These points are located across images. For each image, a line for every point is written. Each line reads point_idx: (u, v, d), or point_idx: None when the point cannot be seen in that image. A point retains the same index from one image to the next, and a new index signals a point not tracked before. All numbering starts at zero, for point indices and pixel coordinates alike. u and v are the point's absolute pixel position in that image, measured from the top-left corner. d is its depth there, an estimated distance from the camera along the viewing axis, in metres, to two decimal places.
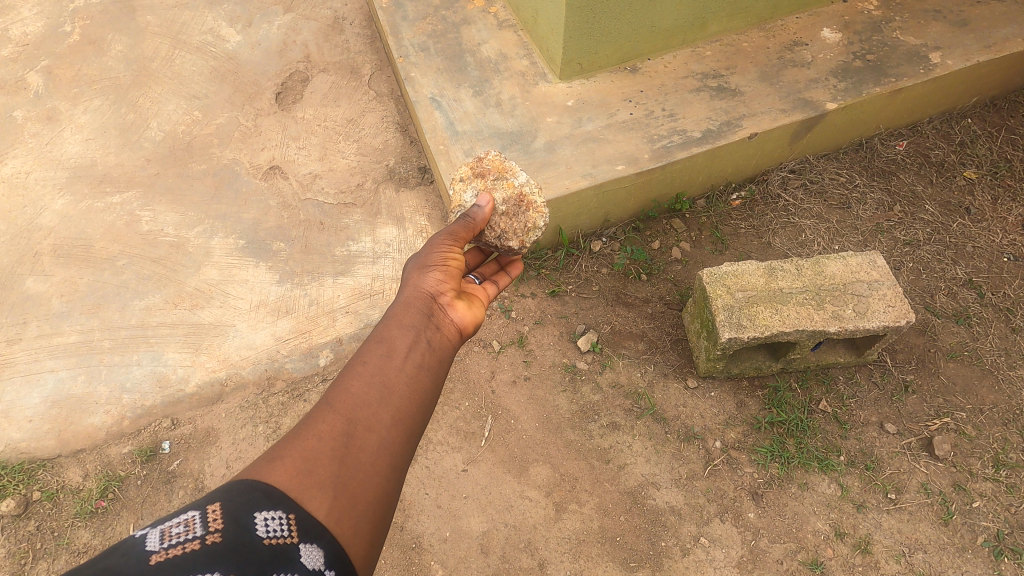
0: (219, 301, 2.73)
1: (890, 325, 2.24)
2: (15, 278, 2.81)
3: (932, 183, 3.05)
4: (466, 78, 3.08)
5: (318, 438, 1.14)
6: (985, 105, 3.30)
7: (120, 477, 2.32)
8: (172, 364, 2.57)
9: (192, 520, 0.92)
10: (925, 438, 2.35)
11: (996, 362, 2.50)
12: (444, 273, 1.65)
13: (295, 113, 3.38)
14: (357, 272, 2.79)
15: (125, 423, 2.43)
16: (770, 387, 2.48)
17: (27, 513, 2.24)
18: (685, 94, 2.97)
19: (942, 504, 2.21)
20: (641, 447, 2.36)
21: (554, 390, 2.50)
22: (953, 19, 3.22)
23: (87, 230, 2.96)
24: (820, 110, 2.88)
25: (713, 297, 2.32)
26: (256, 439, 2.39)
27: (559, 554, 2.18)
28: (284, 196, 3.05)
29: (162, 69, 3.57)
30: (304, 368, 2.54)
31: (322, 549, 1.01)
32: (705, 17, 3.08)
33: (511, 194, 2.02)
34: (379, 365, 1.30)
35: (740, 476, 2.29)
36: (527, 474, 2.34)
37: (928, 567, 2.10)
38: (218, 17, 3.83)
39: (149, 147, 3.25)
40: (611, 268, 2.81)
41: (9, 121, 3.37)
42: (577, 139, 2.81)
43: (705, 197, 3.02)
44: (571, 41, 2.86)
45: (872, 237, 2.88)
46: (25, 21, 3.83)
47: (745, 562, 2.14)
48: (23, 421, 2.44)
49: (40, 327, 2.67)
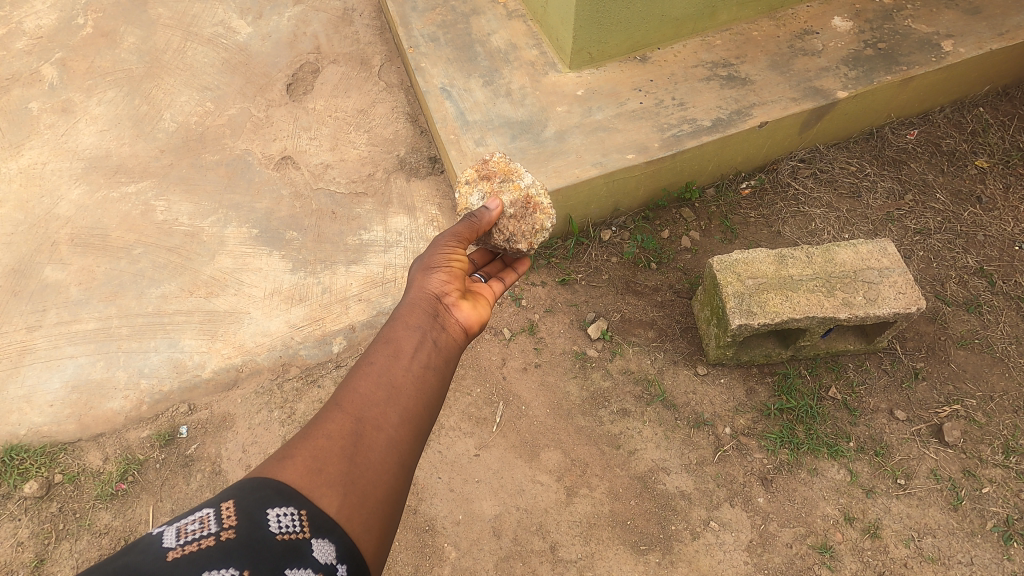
0: (234, 289, 2.77)
1: (901, 311, 2.24)
2: (34, 266, 2.86)
3: (943, 172, 3.04)
4: (477, 68, 3.09)
5: (328, 437, 1.16)
6: (998, 94, 3.28)
7: (139, 460, 2.36)
8: (189, 350, 2.61)
9: (206, 518, 0.95)
10: (935, 424, 2.36)
11: (1006, 349, 2.50)
12: (448, 274, 1.68)
13: (307, 104, 3.40)
14: (369, 261, 2.82)
15: (144, 408, 2.48)
16: (780, 374, 2.49)
17: (49, 495, 2.30)
18: (695, 83, 2.97)
19: (951, 489, 2.22)
20: (651, 432, 2.38)
21: (565, 376, 2.52)
22: (965, 6, 3.20)
23: (103, 220, 3.00)
24: (831, 98, 2.88)
25: (723, 284, 2.33)
26: (272, 424, 2.43)
27: (570, 538, 2.21)
28: (296, 186, 3.08)
29: (173, 61, 3.60)
30: (318, 354, 2.58)
31: (334, 544, 1.03)
32: (716, 5, 3.07)
33: (518, 196, 2.03)
34: (386, 366, 1.33)
35: (749, 462, 2.31)
36: (538, 459, 2.37)
37: (937, 552, 2.12)
38: (229, 9, 3.85)
39: (163, 138, 3.29)
40: (621, 257, 2.82)
41: (25, 113, 3.41)
42: (587, 128, 2.82)
43: (715, 186, 3.03)
44: (582, 30, 2.87)
45: (882, 225, 2.88)
46: (38, 14, 3.86)
47: (755, 546, 2.16)
48: (44, 405, 2.49)
49: (59, 313, 2.72)
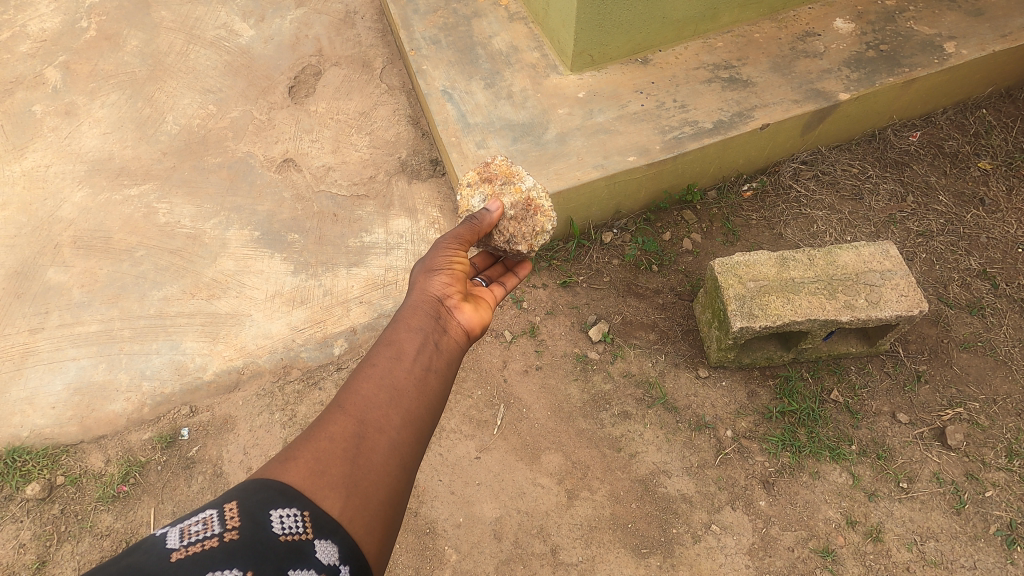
0: (235, 291, 2.77)
1: (904, 314, 2.23)
2: (37, 268, 2.87)
3: (946, 174, 3.03)
4: (478, 70, 3.09)
5: (331, 439, 1.15)
6: (1001, 96, 3.26)
7: (141, 462, 2.37)
8: (191, 353, 2.62)
9: (210, 518, 0.95)
10: (937, 428, 2.35)
11: (1010, 352, 2.49)
12: (450, 276, 1.67)
13: (308, 107, 3.41)
14: (369, 263, 2.82)
15: (145, 410, 2.48)
16: (781, 377, 2.48)
17: (51, 497, 2.30)
18: (696, 85, 2.97)
19: (954, 493, 2.21)
20: (653, 436, 2.38)
21: (565, 379, 2.52)
22: (968, 8, 3.19)
23: (106, 222, 3.01)
24: (832, 101, 2.88)
25: (724, 287, 2.32)
26: (273, 426, 2.44)
27: (571, 541, 2.20)
28: (298, 188, 3.09)
29: (176, 64, 3.61)
30: (319, 357, 2.58)
31: (337, 544, 1.03)
32: (717, 8, 3.07)
33: (518, 199, 2.03)
34: (388, 368, 1.32)
35: (751, 465, 2.30)
36: (539, 461, 2.36)
37: (941, 556, 2.11)
38: (231, 13, 3.87)
39: (165, 140, 3.30)
40: (622, 259, 2.82)
41: (29, 116, 3.43)
42: (588, 131, 2.82)
43: (716, 188, 3.02)
44: (583, 33, 2.87)
45: (883, 228, 2.87)
46: (42, 18, 3.88)
47: (756, 550, 2.16)
48: (47, 407, 2.50)
49: (62, 316, 2.73)
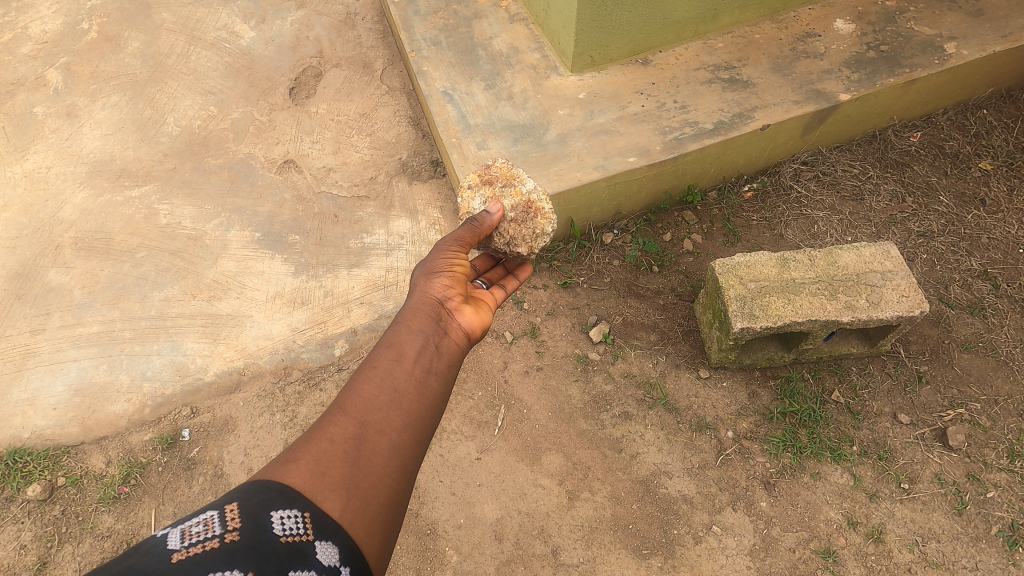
0: (236, 292, 2.77)
1: (905, 315, 2.23)
2: (38, 269, 2.88)
3: (947, 174, 3.03)
4: (478, 71, 3.10)
5: (331, 441, 1.15)
6: (1002, 96, 3.26)
7: (142, 463, 2.37)
8: (192, 354, 2.62)
9: (210, 519, 0.95)
10: (939, 429, 2.34)
11: (1011, 353, 2.49)
12: (450, 279, 1.67)
13: (309, 108, 3.42)
14: (370, 264, 2.83)
15: (146, 411, 2.48)
16: (782, 378, 2.48)
17: (51, 498, 2.30)
18: (696, 86, 2.97)
19: (956, 493, 2.21)
20: (653, 437, 2.38)
21: (566, 380, 2.52)
22: (969, 8, 3.19)
23: (107, 224, 3.01)
24: (833, 102, 2.88)
25: (724, 288, 2.32)
26: (273, 427, 2.44)
27: (571, 541, 2.20)
28: (298, 190, 3.09)
29: (177, 65, 3.62)
30: (319, 358, 2.58)
31: (337, 546, 1.03)
32: (717, 9, 3.07)
33: (519, 201, 2.03)
34: (388, 370, 1.32)
35: (751, 465, 2.30)
36: (540, 462, 2.36)
37: (942, 557, 2.10)
38: (232, 14, 3.87)
39: (166, 142, 3.31)
40: (622, 260, 2.82)
41: (30, 117, 3.43)
42: (589, 132, 2.82)
43: (717, 189, 3.02)
44: (583, 34, 2.87)
45: (884, 228, 2.87)
46: (43, 20, 3.89)
47: (757, 550, 2.15)
48: (48, 408, 2.50)
49: (62, 317, 2.73)
